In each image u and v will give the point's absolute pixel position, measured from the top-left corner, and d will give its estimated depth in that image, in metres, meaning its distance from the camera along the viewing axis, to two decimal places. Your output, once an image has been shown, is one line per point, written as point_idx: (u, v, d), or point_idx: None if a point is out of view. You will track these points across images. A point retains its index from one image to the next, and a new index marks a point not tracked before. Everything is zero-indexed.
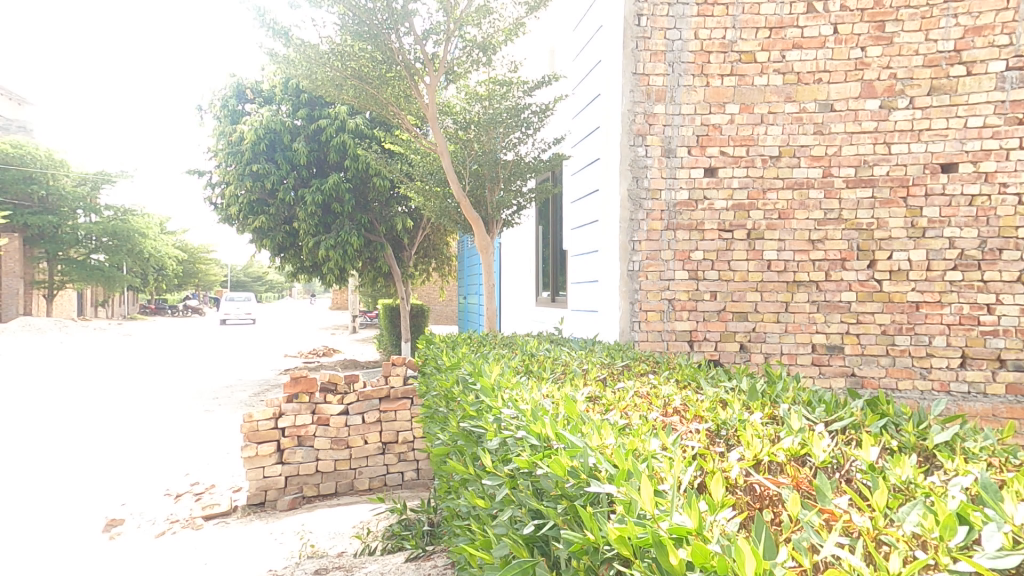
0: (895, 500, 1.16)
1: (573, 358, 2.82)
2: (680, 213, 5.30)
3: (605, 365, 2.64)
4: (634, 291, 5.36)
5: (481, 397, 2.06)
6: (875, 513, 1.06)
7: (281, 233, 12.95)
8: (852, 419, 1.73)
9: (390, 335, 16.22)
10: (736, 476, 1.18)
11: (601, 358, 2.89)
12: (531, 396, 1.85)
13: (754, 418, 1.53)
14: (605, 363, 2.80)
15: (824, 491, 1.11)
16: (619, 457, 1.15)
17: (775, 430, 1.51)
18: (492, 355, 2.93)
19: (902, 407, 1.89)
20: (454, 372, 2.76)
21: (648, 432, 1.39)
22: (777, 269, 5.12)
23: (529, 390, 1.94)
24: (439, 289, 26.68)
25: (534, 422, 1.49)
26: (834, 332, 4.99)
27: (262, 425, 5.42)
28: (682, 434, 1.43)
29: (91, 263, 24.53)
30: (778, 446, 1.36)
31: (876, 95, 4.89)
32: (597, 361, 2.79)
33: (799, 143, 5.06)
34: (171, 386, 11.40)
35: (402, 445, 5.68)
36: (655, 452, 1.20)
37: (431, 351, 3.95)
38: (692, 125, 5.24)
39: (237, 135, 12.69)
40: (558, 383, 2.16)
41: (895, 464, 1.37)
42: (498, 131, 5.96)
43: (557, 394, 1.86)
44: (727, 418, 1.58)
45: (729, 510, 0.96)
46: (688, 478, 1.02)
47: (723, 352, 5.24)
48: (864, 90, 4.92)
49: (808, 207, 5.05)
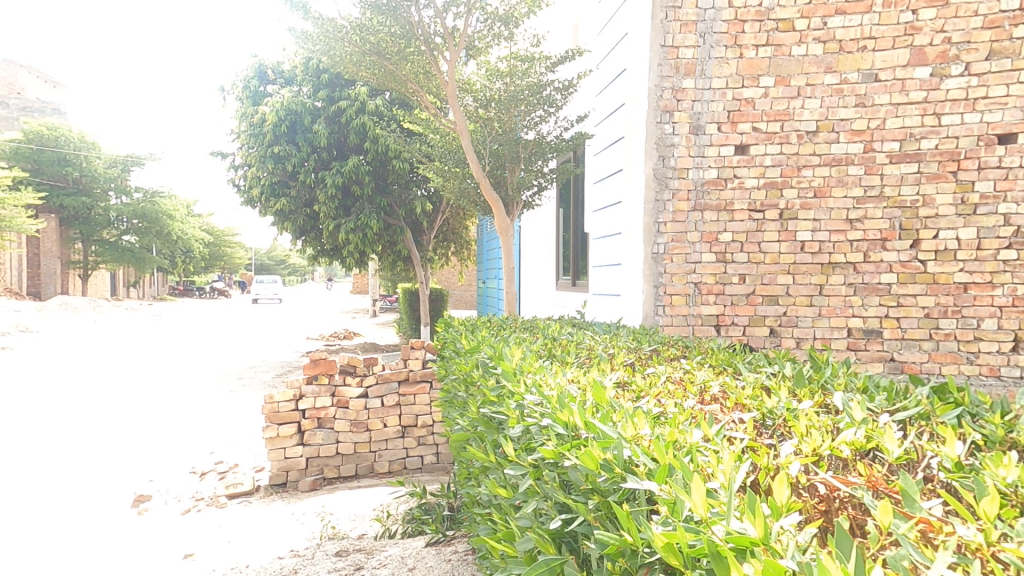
0: (1009, 512, 1.00)
1: (599, 342, 2.70)
2: (709, 193, 5.09)
3: (633, 350, 2.51)
4: (659, 274, 5.21)
5: (502, 381, 1.96)
6: (987, 526, 0.92)
7: (302, 216, 13.03)
8: (920, 408, 1.57)
9: (409, 318, 16.26)
10: (800, 475, 1.05)
11: (627, 342, 2.77)
12: (555, 381, 1.75)
13: (807, 408, 1.39)
14: (632, 347, 2.67)
15: (912, 494, 0.97)
16: (658, 449, 1.03)
17: (834, 421, 1.37)
18: (513, 338, 2.83)
19: (977, 396, 1.72)
20: (474, 355, 2.67)
21: (686, 422, 1.26)
22: (811, 250, 4.89)
23: (553, 375, 1.84)
24: (459, 273, 26.79)
25: (560, 411, 1.38)
26: (872, 316, 4.75)
27: (282, 406, 5.45)
28: (726, 424, 1.30)
29: (122, 244, 25.20)
30: (841, 438, 1.23)
31: (926, 62, 4.58)
32: (624, 345, 2.67)
33: (839, 117, 4.78)
34: (197, 366, 11.64)
35: (422, 429, 5.67)
36: (699, 444, 1.07)
37: (450, 334, 3.87)
38: (723, 100, 5.00)
39: (259, 117, 12.71)
40: (584, 367, 2.05)
41: (992, 464, 1.23)
42: (519, 109, 5.77)
43: (583, 379, 1.75)
44: (775, 407, 1.45)
45: (797, 516, 0.84)
46: (742, 476, 0.90)
47: (752, 338, 5.06)
48: (914, 57, 4.60)
49: (847, 184, 4.78)
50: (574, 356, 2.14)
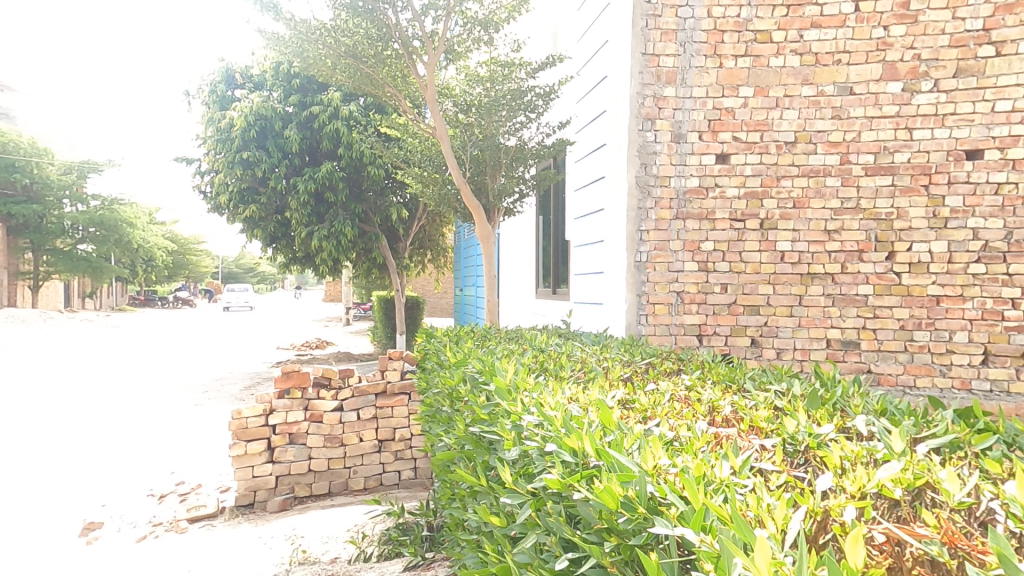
0: None
1: (591, 355, 2.58)
2: (690, 202, 5.09)
3: (628, 364, 2.41)
4: (641, 283, 5.18)
5: (495, 399, 1.83)
6: None
7: (273, 223, 12.67)
8: (955, 436, 1.48)
9: (384, 328, 15.93)
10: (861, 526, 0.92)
11: (619, 355, 2.68)
12: (555, 400, 1.63)
13: (837, 436, 1.30)
14: (627, 361, 2.57)
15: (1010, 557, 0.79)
16: (690, 487, 0.91)
17: (868, 450, 1.27)
18: (501, 351, 2.71)
19: (1003, 421, 1.66)
20: (460, 368, 2.54)
21: (706, 449, 1.16)
22: (791, 260, 4.91)
23: (552, 392, 1.72)
24: (435, 281, 26.50)
25: (567, 432, 1.27)
26: (850, 327, 4.79)
27: (251, 422, 5.19)
28: (752, 454, 1.20)
29: (78, 253, 24.07)
30: (887, 474, 1.13)
31: (898, 76, 4.67)
32: (617, 357, 2.57)
33: (816, 128, 4.83)
34: (160, 379, 11.13)
35: (399, 444, 5.46)
36: (733, 480, 0.96)
37: (431, 346, 3.72)
38: (703, 109, 5.01)
39: (227, 121, 12.32)
40: (581, 383, 1.93)
41: None
42: (500, 114, 5.67)
43: (584, 398, 1.63)
44: (797, 432, 1.36)
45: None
46: (799, 526, 0.78)
47: (733, 348, 5.05)
48: (886, 72, 4.69)
49: (825, 195, 4.83)
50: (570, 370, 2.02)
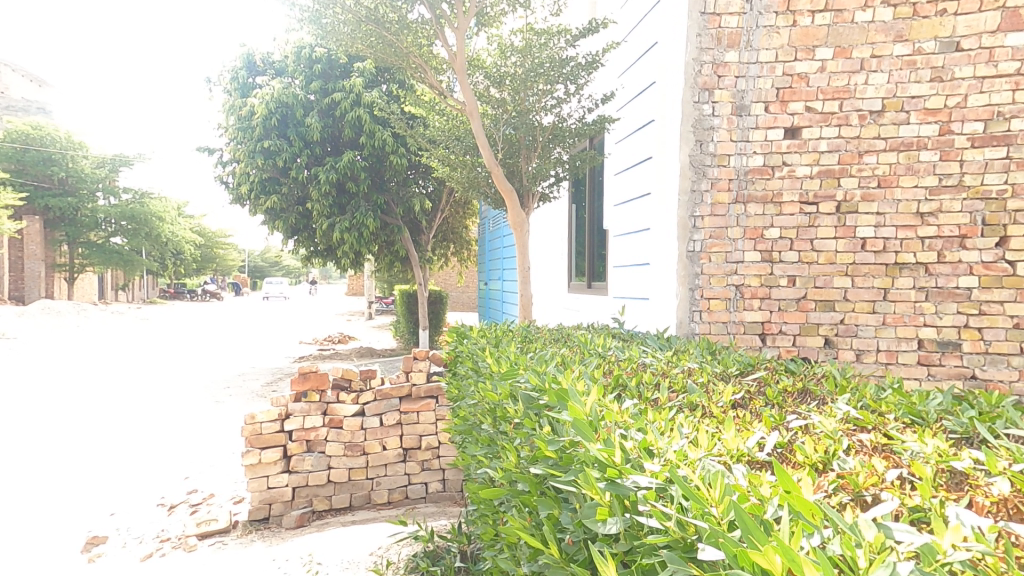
0: None
1: (671, 365, 2.05)
2: (753, 182, 4.50)
3: (727, 382, 1.87)
4: (695, 276, 4.63)
5: (567, 432, 1.32)
6: None
7: (294, 215, 12.36)
8: None
9: (407, 322, 15.57)
10: None
11: (706, 364, 2.14)
12: (672, 447, 1.08)
13: None
14: (720, 377, 2.03)
15: None
16: None
17: None
18: (554, 358, 2.21)
19: None
20: (507, 380, 2.02)
21: None
22: (874, 248, 4.26)
23: (662, 427, 1.18)
24: (458, 275, 26.17)
25: (749, 537, 0.74)
26: (948, 325, 4.12)
27: (265, 428, 4.81)
28: None
29: (110, 246, 24.38)
30: None
31: (1020, 26, 3.95)
32: (709, 369, 2.03)
33: (910, 94, 4.16)
34: (183, 375, 10.97)
35: (426, 452, 5.02)
36: None
37: (466, 346, 3.22)
38: (771, 76, 4.40)
39: (247, 109, 12.02)
40: (685, 411, 1.42)
41: None
42: (536, 87, 5.12)
43: (719, 447, 1.10)
44: None
45: None
46: None
47: (803, 348, 4.43)
48: (1006, 21, 3.97)
49: (918, 172, 4.15)
50: (665, 390, 1.49)
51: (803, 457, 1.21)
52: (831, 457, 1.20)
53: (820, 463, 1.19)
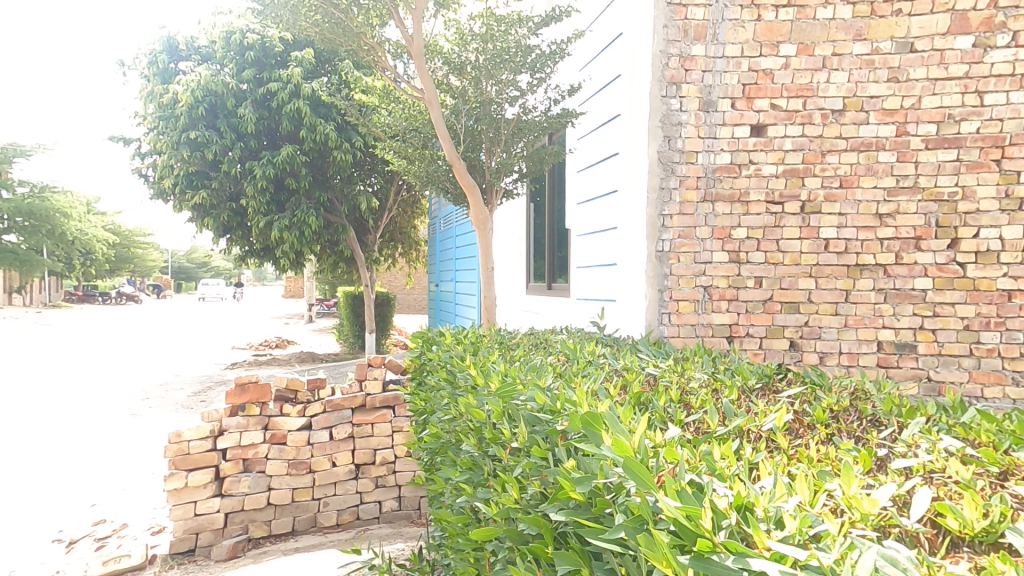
0: None
1: (682, 376, 1.82)
2: (720, 181, 4.43)
3: (752, 401, 1.66)
4: (663, 277, 4.53)
5: (603, 466, 1.05)
6: None
7: (226, 211, 11.46)
8: None
9: (352, 325, 14.84)
10: None
11: (718, 375, 1.92)
12: (778, 503, 0.82)
13: None
14: (743, 393, 1.81)
15: None
16: None
17: None
18: (543, 369, 1.96)
19: None
20: (499, 396, 1.72)
21: None
22: (836, 249, 4.23)
23: (742, 466, 0.94)
24: (407, 277, 25.57)
25: None
26: (905, 327, 4.08)
27: (194, 446, 4.25)
28: None
29: (4, 245, 21.85)
30: None
31: (969, 30, 3.97)
32: (724, 382, 1.82)
33: (869, 93, 4.14)
34: (94, 386, 9.84)
35: (381, 468, 4.59)
36: None
37: (436, 356, 2.87)
38: (737, 71, 4.36)
39: (170, 96, 10.98)
40: (756, 446, 1.18)
41: None
42: (502, 75, 4.85)
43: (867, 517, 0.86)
44: None
45: None
46: None
47: (769, 351, 4.38)
48: (955, 24, 3.99)
49: (877, 172, 4.14)
50: (714, 411, 1.25)
51: (958, 523, 0.98)
52: (1000, 524, 0.96)
53: (984, 533, 0.96)
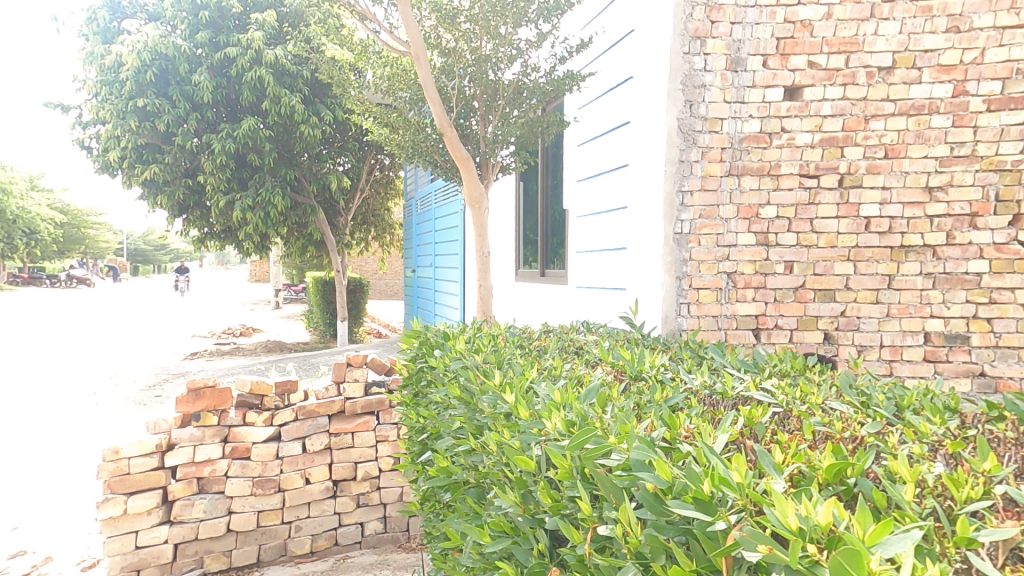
0: None
1: (819, 420, 1.29)
2: (748, 152, 3.91)
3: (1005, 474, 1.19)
4: (682, 263, 4.02)
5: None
6: None
7: (181, 188, 10.46)
8: None
9: (323, 312, 14.01)
10: None
11: (855, 411, 1.41)
12: None
13: None
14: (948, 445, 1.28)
15: None
16: None
17: None
18: (603, 396, 1.40)
19: None
20: (570, 445, 1.13)
21: None
22: (879, 228, 3.77)
23: None
24: (381, 261, 24.72)
25: None
26: (955, 317, 3.67)
27: (135, 466, 3.56)
28: None
29: None
30: None
31: None
32: (879, 430, 1.29)
33: (923, 47, 3.65)
34: (32, 380, 8.88)
35: (363, 484, 3.98)
36: None
37: (442, 367, 2.28)
38: (771, 22, 3.82)
39: (112, 57, 9.83)
40: None
41: None
42: (501, 27, 4.18)
43: None
44: None
45: None
46: None
47: (801, 345, 3.91)
48: None
49: (928, 140, 3.67)
50: None
51: None
52: None
53: None
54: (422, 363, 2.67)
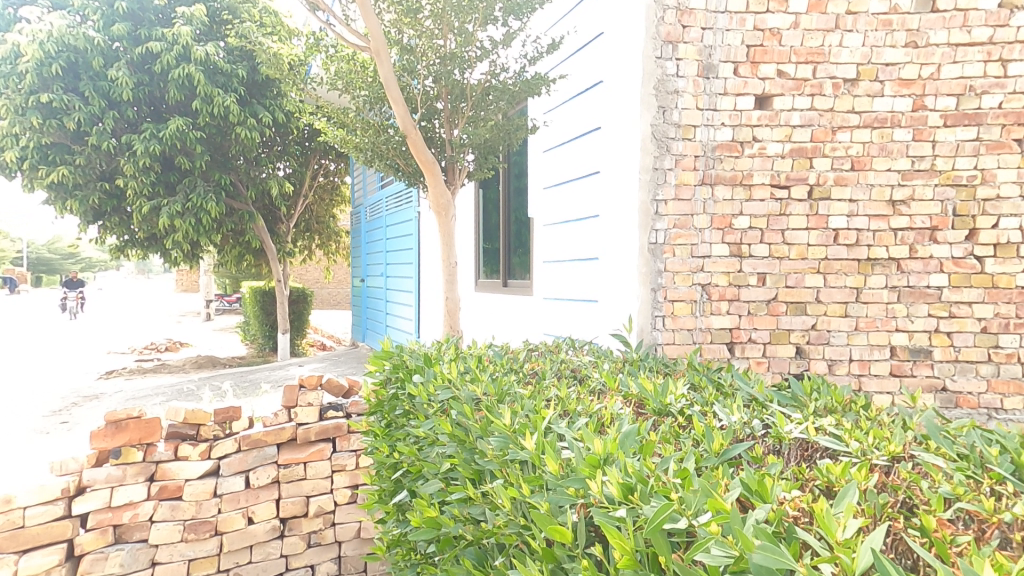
0: None
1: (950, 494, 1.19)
2: (721, 161, 3.84)
3: None
4: (657, 274, 3.90)
5: None
6: None
7: (96, 192, 9.45)
8: None
9: (261, 325, 13.08)
10: None
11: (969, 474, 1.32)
12: None
13: None
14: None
15: None
16: None
17: None
18: (644, 445, 1.18)
19: None
20: (647, 527, 0.84)
21: None
22: (846, 241, 3.78)
23: None
24: (325, 271, 23.69)
25: None
26: (919, 330, 3.74)
27: (32, 516, 2.97)
28: None
29: None
30: None
31: None
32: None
33: (884, 60, 3.72)
34: None
35: (315, 521, 3.55)
36: None
37: (424, 398, 1.99)
38: (741, 29, 3.78)
39: (8, 47, 8.90)
40: None
41: None
42: (465, 23, 3.93)
43: None
44: None
45: None
46: None
47: (774, 359, 3.86)
48: None
49: (891, 153, 3.73)
50: None
51: None
52: None
53: None
54: (395, 391, 2.35)
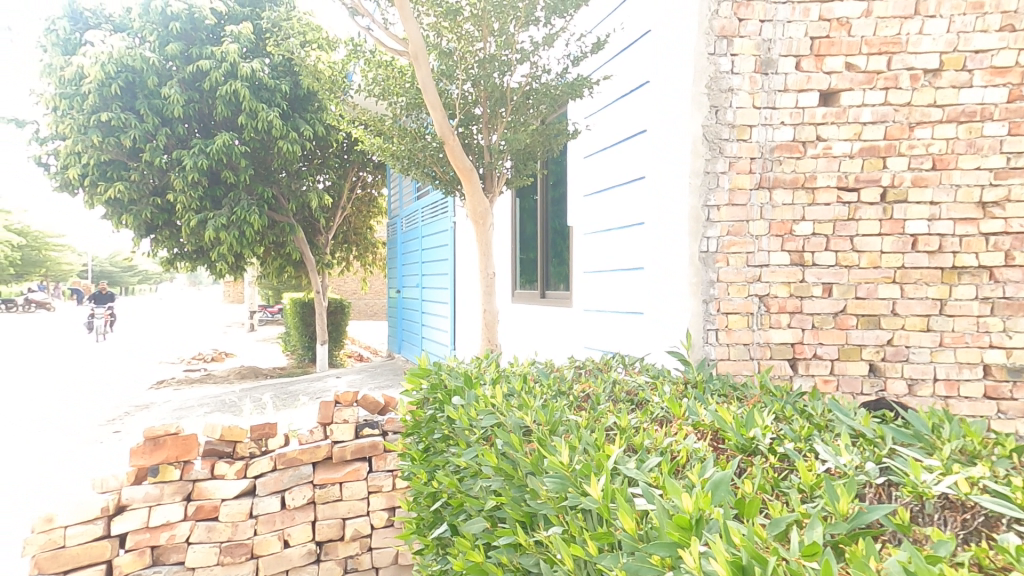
0: None
1: None
2: (780, 162, 3.55)
3: None
4: (708, 284, 3.63)
5: None
6: None
7: (148, 207, 9.80)
8: None
9: (301, 335, 13.28)
10: None
11: None
12: None
13: None
14: None
15: None
16: None
17: None
18: (746, 506, 0.95)
19: None
20: None
21: None
22: (927, 247, 3.41)
23: None
24: (363, 282, 24.05)
25: None
26: (1017, 347, 3.33)
27: (72, 538, 2.95)
28: None
29: None
30: None
31: None
32: None
33: (974, 47, 3.36)
34: None
35: (351, 545, 3.41)
36: None
37: (466, 423, 1.81)
38: (804, 20, 3.50)
39: (74, 69, 9.25)
40: None
41: None
42: (507, 24, 3.78)
43: None
44: None
45: None
46: None
47: (844, 378, 3.50)
48: None
49: (980, 149, 3.35)
50: None
51: None
52: None
53: None
54: (434, 413, 2.17)
